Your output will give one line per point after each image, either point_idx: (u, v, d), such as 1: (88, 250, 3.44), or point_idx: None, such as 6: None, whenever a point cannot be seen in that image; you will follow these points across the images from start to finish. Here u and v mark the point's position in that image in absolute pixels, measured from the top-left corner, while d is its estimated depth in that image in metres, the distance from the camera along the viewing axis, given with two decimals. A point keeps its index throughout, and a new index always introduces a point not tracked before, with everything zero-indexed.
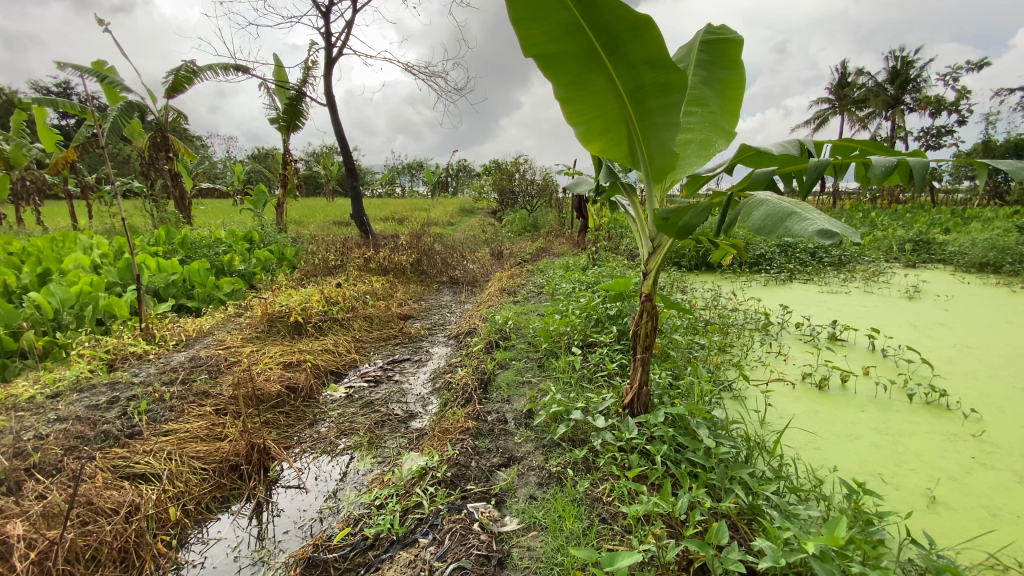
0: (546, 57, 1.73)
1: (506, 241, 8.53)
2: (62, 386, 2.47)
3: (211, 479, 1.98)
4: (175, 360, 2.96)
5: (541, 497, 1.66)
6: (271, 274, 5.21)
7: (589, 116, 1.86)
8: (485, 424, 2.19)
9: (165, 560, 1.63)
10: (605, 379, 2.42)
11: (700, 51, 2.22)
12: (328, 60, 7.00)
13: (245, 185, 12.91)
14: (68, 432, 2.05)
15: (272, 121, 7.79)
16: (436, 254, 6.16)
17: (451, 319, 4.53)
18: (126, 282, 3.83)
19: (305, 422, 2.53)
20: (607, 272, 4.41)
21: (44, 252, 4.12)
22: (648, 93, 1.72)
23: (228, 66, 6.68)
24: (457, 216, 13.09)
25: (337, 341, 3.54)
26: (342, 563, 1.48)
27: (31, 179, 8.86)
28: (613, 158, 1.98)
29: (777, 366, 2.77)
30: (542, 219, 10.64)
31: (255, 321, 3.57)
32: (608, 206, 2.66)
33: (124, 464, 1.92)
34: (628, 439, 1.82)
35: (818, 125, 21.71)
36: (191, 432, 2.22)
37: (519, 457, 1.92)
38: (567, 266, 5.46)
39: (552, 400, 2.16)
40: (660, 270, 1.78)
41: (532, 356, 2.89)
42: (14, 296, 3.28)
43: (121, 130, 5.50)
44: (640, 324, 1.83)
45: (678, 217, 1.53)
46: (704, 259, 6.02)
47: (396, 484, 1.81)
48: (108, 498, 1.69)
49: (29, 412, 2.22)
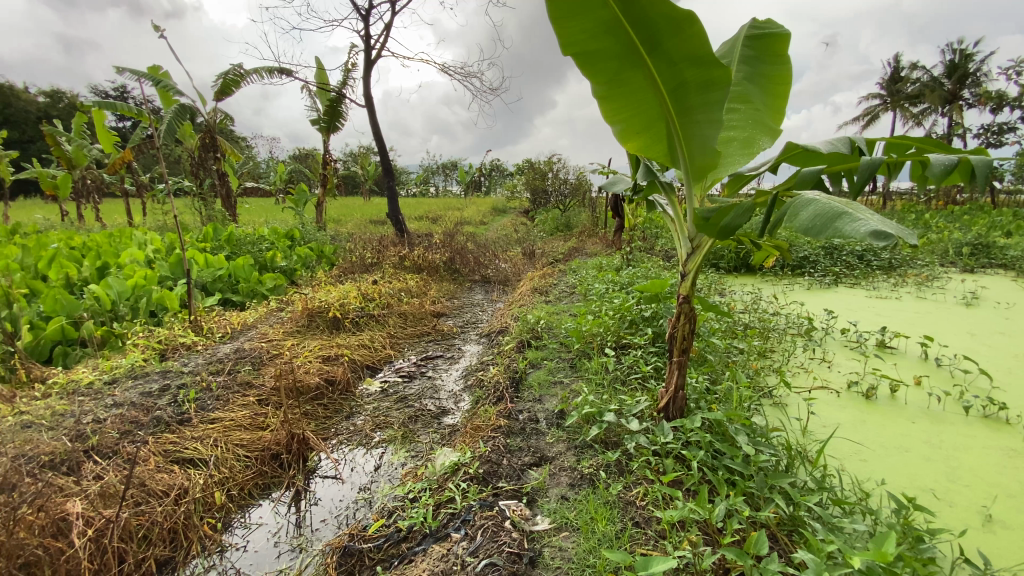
0: (584, 55, 1.72)
1: (538, 241, 8.51)
2: (118, 372, 2.63)
3: (253, 466, 2.06)
4: (221, 351, 3.10)
5: (573, 497, 1.65)
6: (311, 270, 5.37)
7: (627, 114, 1.84)
8: (516, 423, 2.19)
9: (211, 542, 1.71)
10: (639, 382, 2.37)
11: (744, 46, 2.14)
12: (368, 62, 7.18)
13: (287, 185, 13.33)
14: (124, 417, 2.17)
15: (314, 122, 8.04)
16: (469, 253, 6.22)
17: (482, 318, 4.54)
18: (176, 276, 4.04)
19: (341, 414, 2.60)
20: (642, 272, 4.31)
21: (102, 248, 4.38)
22: (689, 90, 1.68)
23: (272, 69, 6.94)
24: (491, 215, 13.18)
25: (373, 336, 3.61)
26: (377, 553, 1.52)
27: (91, 178, 9.43)
28: (652, 157, 1.95)
29: (820, 373, 2.66)
30: (575, 219, 10.57)
31: (295, 316, 3.69)
32: (645, 206, 2.59)
33: (174, 449, 2.02)
34: (663, 443, 1.78)
35: (868, 121, 20.74)
36: (236, 420, 2.31)
37: (551, 457, 1.90)
38: (600, 266, 5.39)
39: (584, 401, 2.12)
40: (699, 271, 1.73)
41: (564, 356, 2.86)
42: (76, 288, 3.52)
43: (174, 131, 5.79)
44: (677, 326, 1.78)
45: (719, 217, 1.49)
46: (744, 261, 5.83)
47: (428, 478, 1.84)
48: (159, 481, 1.79)
49: (89, 397, 2.38)
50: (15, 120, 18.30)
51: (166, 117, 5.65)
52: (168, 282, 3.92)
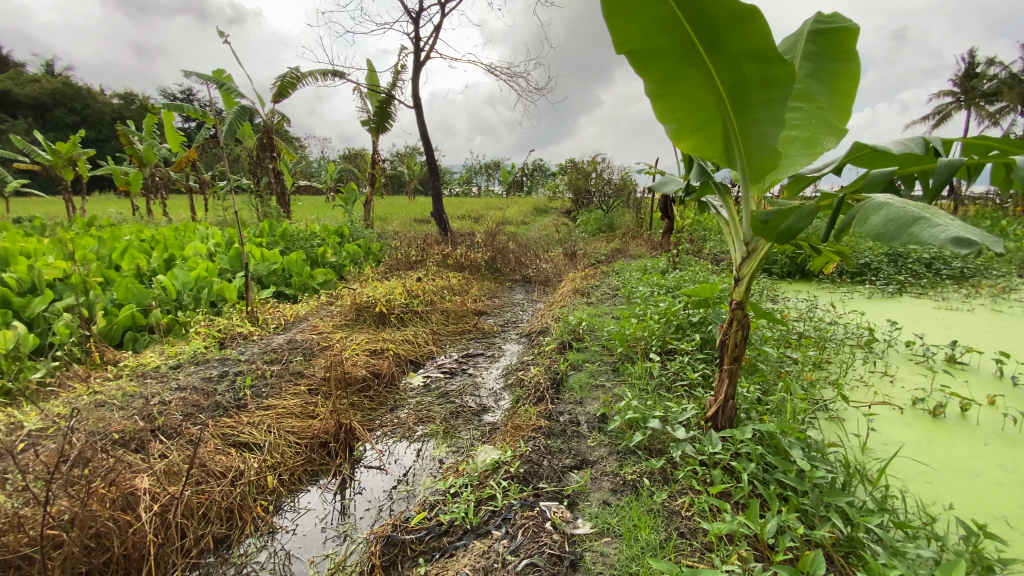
0: (638, 53, 1.69)
1: (580, 242, 8.43)
2: (182, 358, 2.81)
3: (303, 453, 2.14)
4: (275, 341, 3.25)
5: (615, 503, 1.62)
6: (359, 267, 5.55)
7: (682, 113, 1.79)
8: (557, 424, 2.18)
9: (264, 523, 1.80)
10: (685, 389, 2.30)
11: (808, 42, 2.05)
12: (417, 63, 7.34)
13: (336, 184, 13.82)
14: (187, 401, 2.31)
15: (364, 123, 8.29)
16: (510, 253, 6.24)
17: (523, 318, 4.54)
18: (235, 269, 4.26)
19: (386, 407, 2.68)
20: (689, 276, 4.19)
21: (169, 241, 4.69)
22: (749, 88, 1.62)
23: (326, 72, 7.21)
24: (532, 215, 13.20)
25: (416, 332, 3.69)
26: (418, 545, 1.56)
27: (160, 176, 10.10)
28: (707, 156, 1.89)
29: (882, 388, 2.50)
30: (618, 220, 10.41)
31: (344, 310, 3.82)
32: (696, 207, 2.51)
33: (232, 433, 2.13)
34: (711, 453, 1.72)
35: (938, 121, 19.36)
36: (288, 408, 2.42)
37: (592, 461, 1.88)
38: (644, 269, 5.28)
39: (628, 406, 2.08)
40: (754, 277, 1.67)
41: (606, 360, 2.82)
42: (145, 278, 3.78)
43: (235, 132, 6.11)
44: (729, 333, 1.72)
45: (779, 221, 1.43)
46: (798, 266, 5.56)
47: (469, 474, 1.87)
48: (218, 462, 1.89)
49: (156, 379, 2.55)
50: (93, 120, 19.79)
51: (229, 118, 5.96)
52: (227, 275, 4.15)
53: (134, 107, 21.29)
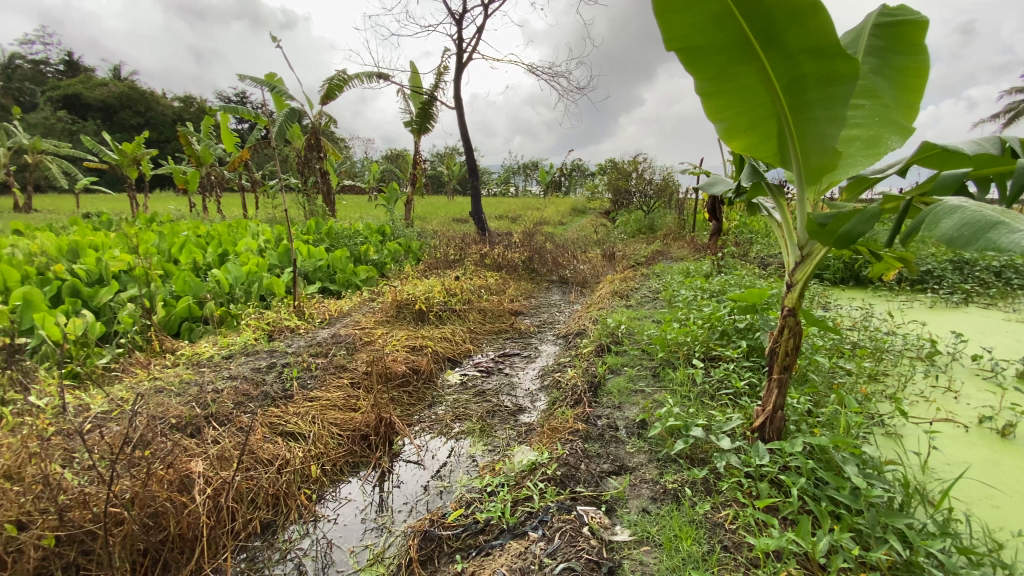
0: (688, 50, 1.65)
1: (619, 244, 8.32)
2: (234, 349, 2.95)
3: (345, 445, 2.21)
4: (320, 335, 3.36)
5: (655, 511, 1.58)
6: (399, 265, 5.66)
7: (734, 111, 1.74)
8: (595, 428, 2.15)
9: (307, 511, 1.87)
10: (729, 398, 2.22)
11: (871, 36, 1.94)
12: (459, 65, 7.42)
13: (379, 184, 14.15)
14: (238, 390, 2.43)
15: (407, 124, 8.46)
16: (548, 253, 6.22)
17: (559, 319, 4.51)
18: (283, 265, 4.44)
19: (424, 403, 2.72)
20: (734, 280, 4.05)
21: (223, 237, 4.93)
22: (807, 85, 1.55)
23: (371, 74, 7.40)
24: (570, 216, 13.12)
25: (454, 330, 3.73)
26: (455, 542, 1.58)
27: (216, 176, 10.65)
28: (759, 155, 1.82)
29: (945, 404, 2.34)
30: (659, 221, 10.19)
31: (385, 306, 3.92)
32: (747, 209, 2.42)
33: (279, 422, 2.22)
34: (757, 465, 1.66)
35: (1012, 118, 17.95)
36: (332, 400, 2.49)
37: (631, 467, 1.85)
38: (686, 272, 5.14)
39: (669, 413, 2.03)
40: (808, 282, 1.60)
41: (646, 364, 2.77)
42: (201, 272, 3.98)
43: (285, 133, 6.35)
44: (779, 341, 1.65)
45: (838, 224, 1.37)
46: (852, 273, 5.28)
47: (506, 474, 1.87)
48: (266, 450, 1.97)
49: (210, 368, 2.69)
50: (156, 122, 21.05)
51: (279, 120, 6.21)
52: (276, 270, 4.33)
53: (194, 110, 22.53)
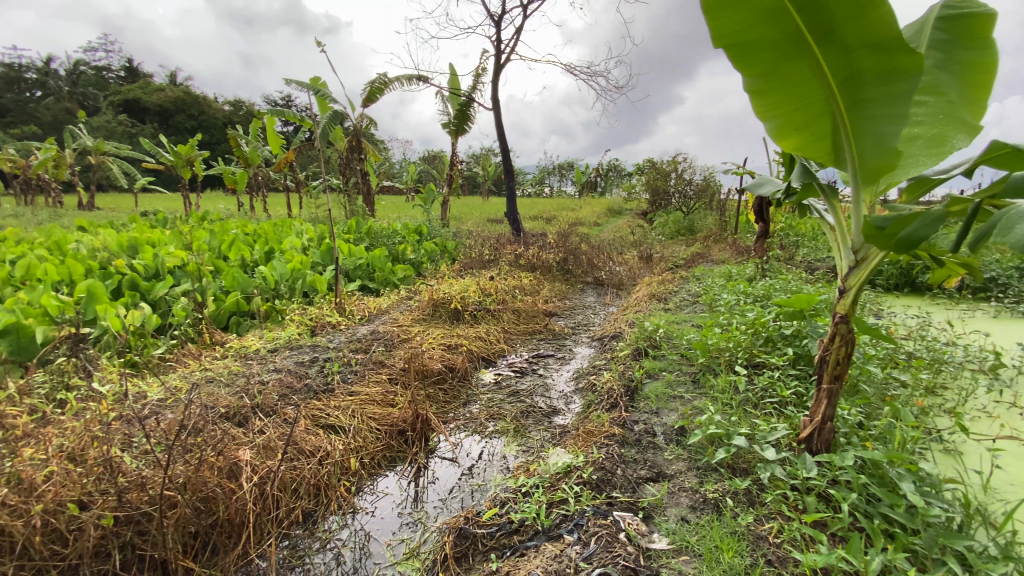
0: (737, 46, 1.59)
1: (657, 246, 8.17)
2: (279, 343, 3.07)
3: (383, 439, 2.26)
4: (360, 332, 3.45)
5: (694, 521, 1.55)
6: (435, 264, 5.75)
7: (786, 109, 1.68)
8: (631, 433, 2.12)
9: (347, 502, 1.92)
10: (774, 406, 2.14)
11: (935, 29, 1.82)
12: (497, 66, 7.47)
13: (416, 185, 14.39)
14: (283, 382, 2.52)
15: (445, 125, 8.58)
16: (583, 254, 6.17)
17: (594, 321, 4.46)
18: (325, 263, 4.59)
19: (459, 401, 2.75)
20: (778, 284, 3.91)
21: (269, 235, 5.13)
22: (866, 81, 1.48)
23: (411, 77, 7.54)
24: (606, 216, 12.96)
25: (488, 330, 3.75)
26: (490, 540, 1.59)
27: (263, 176, 11.10)
28: (811, 155, 1.75)
29: (1011, 421, 2.19)
30: (699, 222, 9.93)
31: (422, 305, 3.98)
32: (796, 210, 2.33)
33: (321, 415, 2.29)
34: (804, 478, 1.60)
35: None
36: (370, 395, 2.55)
37: (669, 474, 1.81)
38: (728, 275, 4.99)
39: (710, 420, 1.97)
40: (862, 288, 1.52)
41: (685, 370, 2.70)
42: (248, 268, 4.15)
43: (328, 134, 6.55)
44: (831, 349, 1.58)
45: (898, 228, 1.30)
46: (907, 278, 4.99)
47: (541, 476, 1.87)
48: (309, 442, 2.04)
49: (257, 361, 2.81)
50: (208, 125, 22.10)
51: (323, 122, 6.41)
52: (319, 268, 4.48)
53: (243, 113, 23.53)
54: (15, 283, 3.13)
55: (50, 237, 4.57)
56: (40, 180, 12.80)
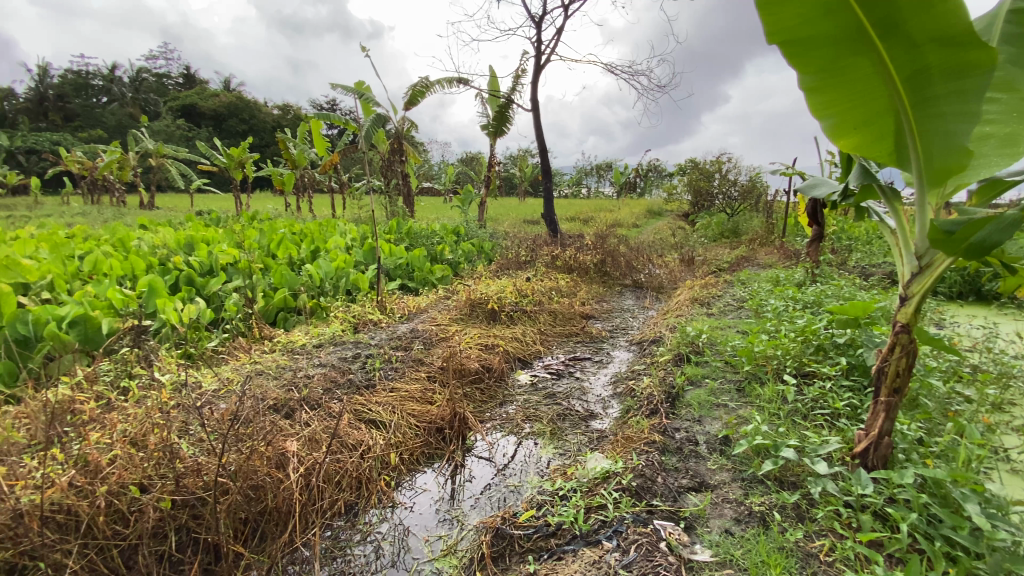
0: (792, 43, 1.53)
1: (698, 248, 7.96)
2: (323, 338, 3.18)
3: (422, 436, 2.30)
4: (399, 330, 3.53)
5: (739, 534, 1.50)
6: (472, 264, 5.81)
7: (844, 106, 1.60)
8: (672, 441, 2.07)
9: (387, 497, 1.97)
10: (825, 418, 2.05)
11: (1007, 23, 1.68)
12: (537, 67, 7.47)
13: (454, 186, 14.57)
14: (327, 377, 2.61)
15: (484, 126, 8.65)
16: (622, 256, 6.09)
17: (632, 324, 4.39)
18: (368, 262, 4.71)
19: (496, 401, 2.77)
20: (830, 290, 3.73)
21: (315, 235, 5.32)
22: (932, 77, 1.40)
23: (452, 79, 7.65)
24: (645, 218, 12.73)
25: (525, 331, 3.75)
26: (526, 542, 1.59)
27: (309, 178, 11.51)
28: (871, 154, 1.67)
29: None
30: (744, 224, 9.60)
31: (460, 305, 4.03)
32: (854, 212, 2.22)
33: (363, 410, 2.35)
34: (859, 495, 1.52)
35: None
36: (410, 392, 2.60)
37: (712, 485, 1.76)
38: (775, 280, 4.81)
39: (756, 430, 1.91)
40: (927, 296, 1.44)
41: (729, 378, 2.62)
42: (295, 266, 4.32)
43: (372, 137, 6.72)
44: (890, 360, 1.50)
45: (969, 233, 1.23)
46: (973, 286, 4.66)
47: (579, 480, 1.86)
48: (352, 436, 2.10)
49: (303, 355, 2.92)
50: (259, 128, 23.12)
51: (367, 125, 6.58)
52: (361, 267, 4.61)
53: (291, 117, 24.46)
54: (85, 278, 3.36)
55: (114, 235, 4.87)
56: (108, 181, 13.70)
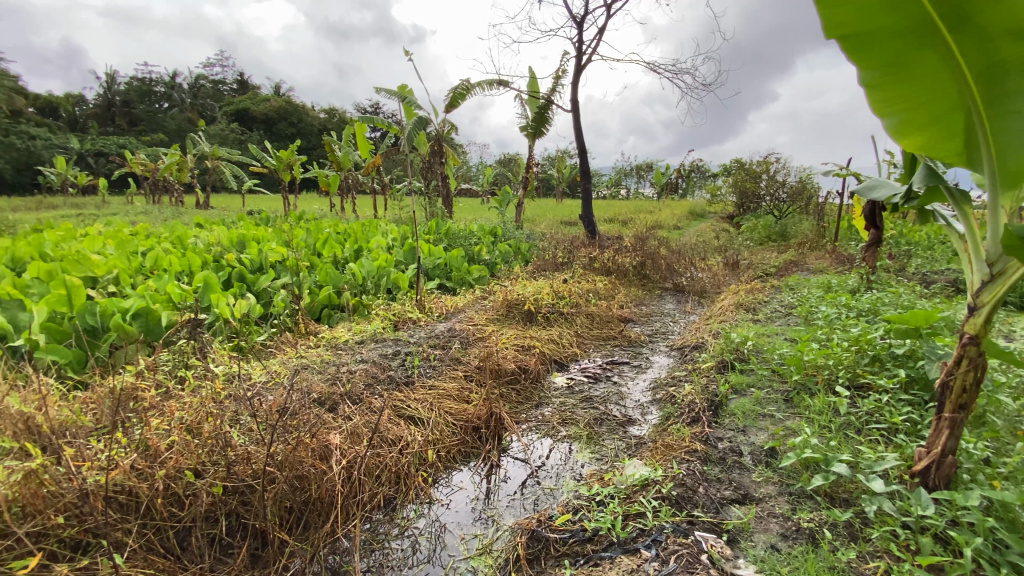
0: (851, 37, 1.46)
1: (743, 251, 7.69)
2: (364, 335, 3.27)
3: (459, 434, 2.33)
4: (438, 328, 3.59)
5: (786, 550, 1.44)
6: (509, 265, 5.83)
7: (909, 103, 1.51)
8: (715, 450, 2.02)
9: (424, 493, 2.01)
10: (880, 433, 1.94)
11: None
12: (577, 67, 7.43)
13: (493, 188, 14.67)
14: (369, 373, 2.68)
15: (524, 128, 8.68)
16: (662, 259, 5.97)
17: (673, 329, 4.29)
18: (407, 262, 4.81)
19: (532, 402, 2.77)
20: (887, 297, 3.52)
21: (358, 235, 5.48)
22: (1008, 72, 1.31)
23: (492, 82, 7.71)
24: (687, 220, 12.43)
25: (562, 333, 3.73)
26: (562, 546, 1.59)
27: (353, 179, 11.86)
28: (939, 154, 1.56)
29: None
30: (792, 227, 9.21)
31: (497, 305, 4.05)
32: (918, 216, 2.09)
33: (402, 406, 2.40)
34: (919, 516, 1.43)
35: None
36: (448, 390, 2.64)
37: (757, 498, 1.69)
38: (826, 286, 4.59)
39: (805, 442, 1.82)
40: (999, 306, 1.34)
41: (776, 387, 2.53)
42: (339, 265, 4.46)
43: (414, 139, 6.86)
44: (956, 373, 1.40)
45: None
46: None
47: (616, 486, 1.84)
48: (391, 431, 2.15)
49: (346, 351, 3.01)
50: (307, 132, 24.04)
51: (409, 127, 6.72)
52: (401, 266, 4.71)
53: (337, 121, 25.28)
54: (146, 272, 3.57)
55: (174, 233, 5.16)
56: (168, 182, 14.56)
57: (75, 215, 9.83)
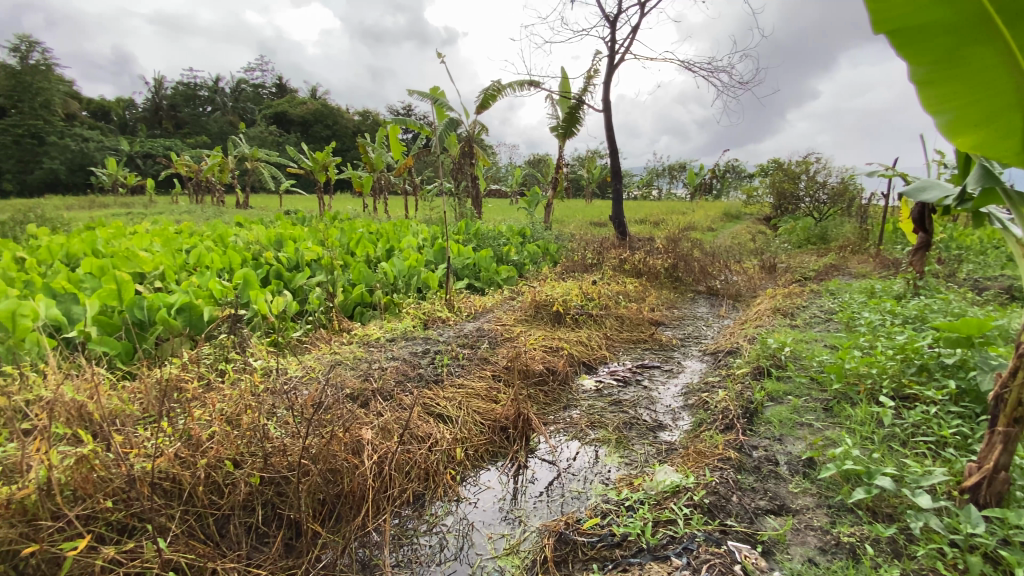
0: (900, 32, 1.42)
1: (781, 254, 7.45)
2: (395, 334, 3.32)
3: (487, 433, 2.35)
4: (466, 328, 3.62)
5: (824, 565, 1.39)
6: (538, 266, 5.83)
7: (962, 100, 1.43)
8: (749, 459, 1.96)
9: (453, 491, 2.03)
10: (926, 446, 1.85)
11: None
12: (609, 66, 7.36)
13: (522, 188, 14.67)
14: (399, 370, 2.73)
15: (554, 128, 8.66)
16: (695, 261, 5.84)
17: (705, 333, 4.20)
18: (437, 261, 4.87)
19: (560, 404, 2.76)
20: (936, 304, 3.35)
21: (390, 235, 5.58)
22: None
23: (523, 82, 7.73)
24: (721, 221, 12.13)
25: (590, 335, 3.70)
26: (590, 550, 1.58)
27: (385, 180, 12.06)
28: (997, 156, 1.46)
29: None
30: (833, 229, 8.87)
31: (526, 306, 4.05)
32: (971, 219, 1.98)
33: (432, 403, 2.44)
34: (969, 535, 1.35)
35: None
36: (476, 389, 2.66)
37: (794, 509, 1.64)
38: (869, 292, 4.39)
39: (845, 454, 1.75)
40: None
41: (815, 396, 2.44)
42: (371, 264, 4.55)
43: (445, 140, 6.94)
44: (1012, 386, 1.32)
45: None
46: None
47: (646, 492, 1.81)
48: (421, 429, 2.18)
49: (377, 349, 3.07)
50: (342, 134, 24.61)
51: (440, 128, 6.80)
52: (432, 266, 4.77)
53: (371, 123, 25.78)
54: (190, 269, 3.73)
55: (215, 231, 5.36)
56: (211, 183, 15.14)
57: (124, 214, 10.33)
